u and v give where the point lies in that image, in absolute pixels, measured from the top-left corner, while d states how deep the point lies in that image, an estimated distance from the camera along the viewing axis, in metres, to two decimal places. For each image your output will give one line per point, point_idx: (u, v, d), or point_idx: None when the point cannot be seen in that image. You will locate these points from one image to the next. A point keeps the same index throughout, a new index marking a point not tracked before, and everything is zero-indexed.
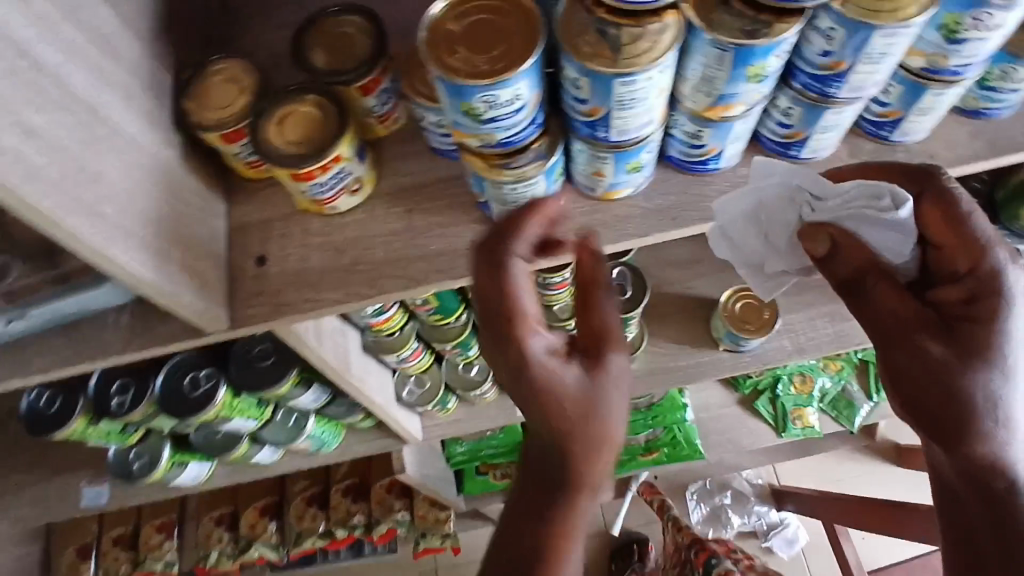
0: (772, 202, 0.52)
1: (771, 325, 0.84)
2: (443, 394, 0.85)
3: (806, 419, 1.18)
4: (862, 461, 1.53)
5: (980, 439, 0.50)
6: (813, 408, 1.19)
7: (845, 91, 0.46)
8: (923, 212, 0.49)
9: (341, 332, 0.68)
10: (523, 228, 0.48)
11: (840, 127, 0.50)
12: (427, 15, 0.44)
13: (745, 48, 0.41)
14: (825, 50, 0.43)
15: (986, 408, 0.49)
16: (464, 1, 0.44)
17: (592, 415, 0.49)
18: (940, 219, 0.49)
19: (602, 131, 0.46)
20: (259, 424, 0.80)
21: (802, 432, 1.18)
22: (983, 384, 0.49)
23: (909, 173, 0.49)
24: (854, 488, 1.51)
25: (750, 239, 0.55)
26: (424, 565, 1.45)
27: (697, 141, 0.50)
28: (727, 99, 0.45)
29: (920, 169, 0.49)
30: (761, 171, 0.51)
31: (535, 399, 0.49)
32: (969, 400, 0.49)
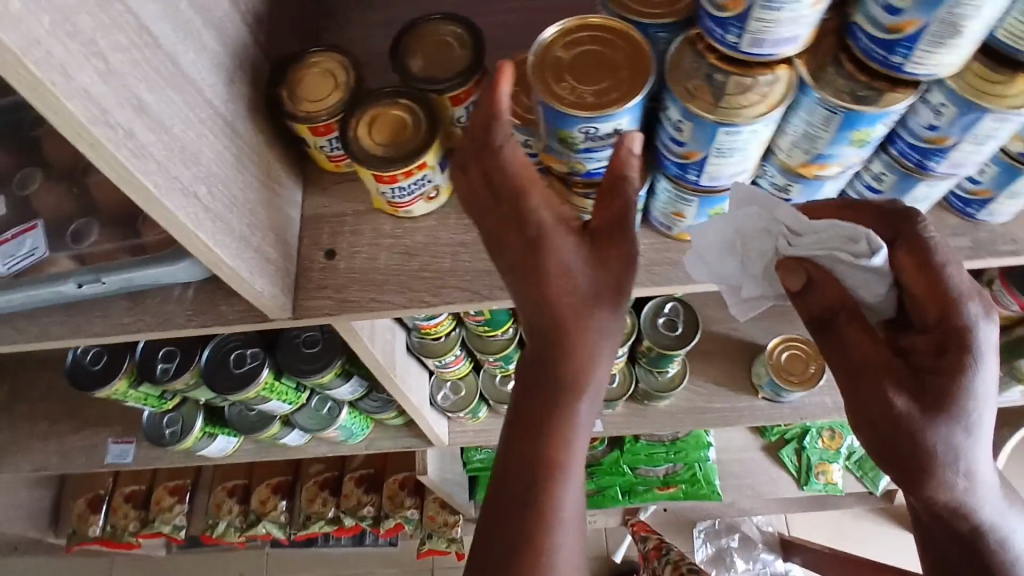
0: (749, 232, 0.46)
1: (817, 379, 0.83)
2: (477, 404, 0.84)
3: (830, 474, 1.15)
4: (877, 524, 1.51)
5: (939, 487, 0.48)
6: (838, 465, 1.16)
7: (944, 166, 0.45)
8: (897, 259, 0.44)
9: (390, 330, 0.68)
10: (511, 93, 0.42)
11: (929, 200, 0.50)
12: (538, 40, 0.44)
13: (855, 113, 0.40)
14: (930, 124, 0.43)
15: (946, 461, 0.46)
16: (575, 30, 0.45)
17: (590, 306, 0.43)
18: (913, 267, 0.44)
19: (692, 174, 0.46)
20: (293, 408, 0.80)
21: (824, 487, 1.15)
22: (945, 438, 0.45)
23: (886, 216, 0.44)
24: (865, 549, 1.48)
25: (726, 264, 0.49)
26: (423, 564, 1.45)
27: (783, 195, 0.50)
28: (824, 159, 0.45)
29: (898, 210, 0.44)
30: (743, 197, 0.46)
31: (531, 282, 0.43)
32: (928, 453, 0.46)
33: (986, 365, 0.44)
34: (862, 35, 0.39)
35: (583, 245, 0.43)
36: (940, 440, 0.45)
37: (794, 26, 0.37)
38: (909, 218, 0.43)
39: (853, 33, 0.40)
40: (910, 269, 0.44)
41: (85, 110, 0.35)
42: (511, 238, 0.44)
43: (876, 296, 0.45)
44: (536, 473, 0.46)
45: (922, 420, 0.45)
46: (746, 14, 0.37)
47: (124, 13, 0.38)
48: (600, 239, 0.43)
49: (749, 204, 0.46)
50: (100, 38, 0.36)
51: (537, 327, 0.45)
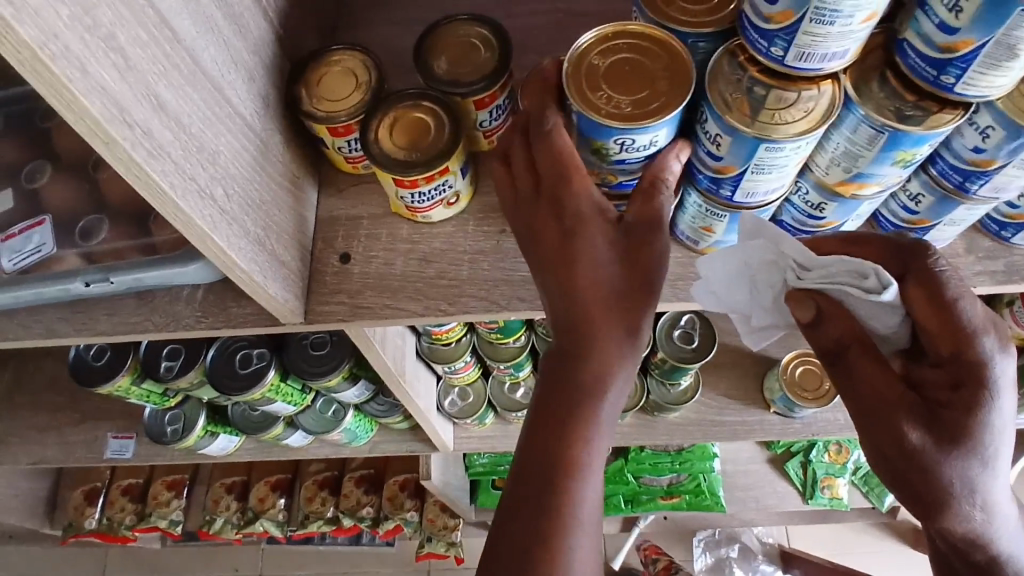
0: (758, 263, 0.45)
1: (829, 398, 0.82)
2: (485, 410, 0.83)
3: (835, 489, 1.15)
4: (878, 538, 1.49)
5: (954, 518, 0.47)
6: (844, 480, 1.16)
7: (986, 189, 0.44)
8: (906, 292, 0.42)
9: (400, 336, 0.67)
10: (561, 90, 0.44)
11: (965, 223, 0.48)
12: (574, 46, 0.43)
13: (900, 134, 0.39)
14: (975, 146, 0.41)
15: (962, 493, 0.45)
16: (611, 34, 0.43)
17: (617, 300, 0.42)
18: (925, 300, 0.41)
19: (726, 189, 0.44)
20: (297, 410, 0.79)
21: (829, 502, 1.15)
22: (962, 472, 0.44)
23: (897, 248, 0.42)
24: (866, 564, 1.47)
25: (734, 294, 0.47)
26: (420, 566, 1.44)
27: (816, 213, 0.48)
28: (863, 179, 0.43)
29: (909, 244, 0.42)
30: (749, 229, 0.45)
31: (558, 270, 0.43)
32: (944, 485, 0.45)
33: (1003, 400, 0.42)
34: (911, 52, 0.37)
35: (613, 237, 0.42)
36: (956, 472, 0.44)
37: (843, 41, 0.36)
38: (923, 250, 0.41)
39: (902, 49, 0.38)
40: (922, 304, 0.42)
41: (102, 107, 0.33)
42: (546, 226, 0.44)
43: (888, 327, 0.43)
44: (552, 471, 0.43)
45: (938, 454, 0.43)
46: (794, 27, 0.36)
47: (146, 7, 0.36)
48: (633, 235, 0.42)
49: (754, 236, 0.45)
50: (120, 33, 0.34)
51: (560, 322, 0.44)
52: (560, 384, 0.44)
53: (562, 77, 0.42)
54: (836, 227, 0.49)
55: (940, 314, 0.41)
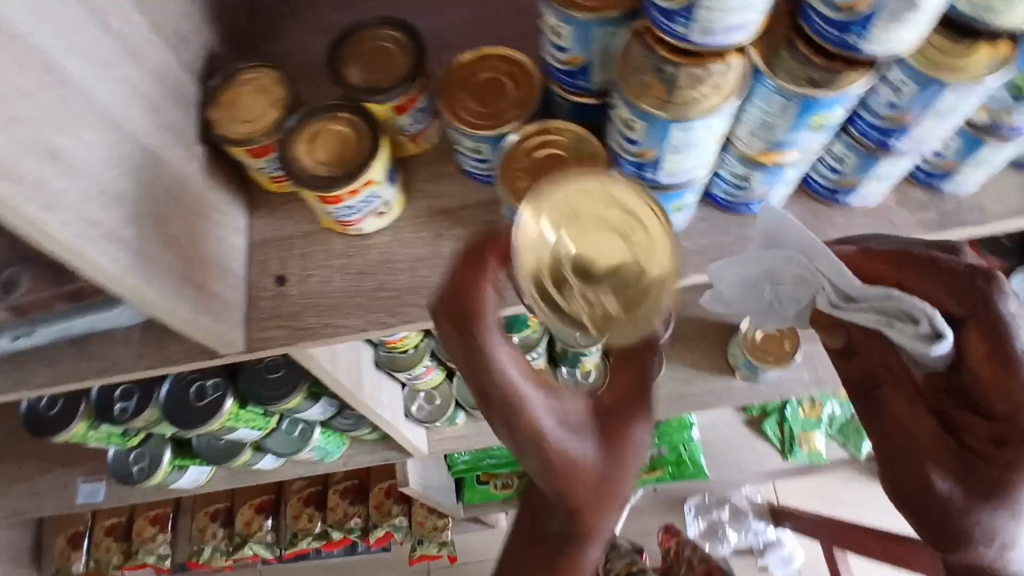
0: (782, 274, 0.42)
1: (791, 357, 0.82)
2: (453, 411, 0.82)
3: (813, 443, 1.15)
4: (863, 485, 1.52)
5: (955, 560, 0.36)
6: (821, 434, 1.16)
7: (906, 143, 0.44)
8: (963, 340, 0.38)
9: (354, 349, 0.66)
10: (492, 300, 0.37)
11: (891, 178, 0.48)
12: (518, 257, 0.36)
13: (811, 100, 0.39)
14: (891, 103, 0.41)
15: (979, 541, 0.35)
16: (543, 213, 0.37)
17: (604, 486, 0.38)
18: (984, 352, 0.37)
19: (649, 172, 0.44)
20: (263, 434, 0.78)
21: (807, 457, 1.15)
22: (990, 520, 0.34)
23: (955, 280, 0.38)
24: (854, 511, 1.50)
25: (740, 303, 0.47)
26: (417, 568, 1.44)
27: (743, 184, 0.48)
28: (784, 147, 0.43)
29: (967, 275, 0.37)
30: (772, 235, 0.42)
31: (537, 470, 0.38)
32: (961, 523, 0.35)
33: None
34: (816, 18, 0.37)
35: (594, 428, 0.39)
36: (982, 530, 0.35)
37: (745, 12, 0.35)
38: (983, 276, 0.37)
39: (807, 14, 0.37)
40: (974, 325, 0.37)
41: None
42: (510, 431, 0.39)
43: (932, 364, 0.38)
44: None
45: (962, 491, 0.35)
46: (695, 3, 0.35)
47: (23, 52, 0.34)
48: (612, 421, 0.40)
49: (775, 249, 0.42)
50: None
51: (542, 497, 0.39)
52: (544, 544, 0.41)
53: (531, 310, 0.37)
54: (764, 196, 0.49)
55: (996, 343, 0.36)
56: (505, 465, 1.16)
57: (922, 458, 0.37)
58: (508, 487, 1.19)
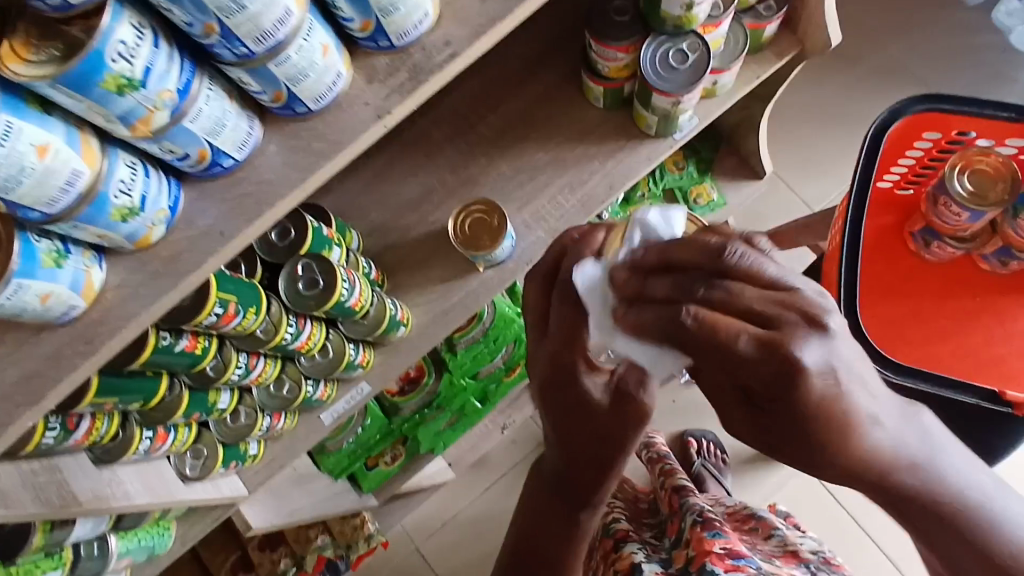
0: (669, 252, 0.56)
1: (502, 232, 0.82)
2: (229, 451, 0.81)
3: (707, 194, 1.21)
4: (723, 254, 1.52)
5: (846, 459, 0.44)
6: (710, 182, 1.21)
7: (255, 45, 0.40)
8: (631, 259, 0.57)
9: (43, 471, 0.61)
10: (741, 322, 0.41)
11: (312, 69, 0.44)
12: (734, 329, 0.41)
13: (73, 68, 0.35)
14: (184, 22, 0.37)
15: (835, 447, 0.44)
16: (711, 314, 0.42)
17: (617, 449, 0.57)
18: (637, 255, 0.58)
19: (32, 211, 0.40)
20: (65, 573, 0.74)
21: (708, 208, 1.21)
22: (853, 444, 0.44)
23: (667, 321, 0.45)
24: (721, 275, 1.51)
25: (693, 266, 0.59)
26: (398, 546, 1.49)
27: (175, 155, 0.44)
28: (130, 118, 0.39)
29: (669, 318, 0.45)
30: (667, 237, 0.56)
31: (567, 416, 0.58)
32: (818, 446, 0.44)
33: (843, 358, 0.42)
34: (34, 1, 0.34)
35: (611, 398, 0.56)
36: (829, 440, 0.44)
37: None
38: (678, 309, 0.44)
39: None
40: (699, 353, 0.43)
41: None
42: (553, 392, 0.58)
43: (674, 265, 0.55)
44: (551, 555, 0.65)
45: (793, 441, 0.44)
46: None
47: None
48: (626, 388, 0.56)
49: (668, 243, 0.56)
50: None
51: (561, 437, 0.59)
52: (566, 476, 0.62)
53: (746, 336, 0.41)
54: (214, 150, 0.46)
55: (717, 353, 0.42)
56: (379, 441, 1.14)
57: (743, 430, 0.47)
58: (397, 457, 1.18)
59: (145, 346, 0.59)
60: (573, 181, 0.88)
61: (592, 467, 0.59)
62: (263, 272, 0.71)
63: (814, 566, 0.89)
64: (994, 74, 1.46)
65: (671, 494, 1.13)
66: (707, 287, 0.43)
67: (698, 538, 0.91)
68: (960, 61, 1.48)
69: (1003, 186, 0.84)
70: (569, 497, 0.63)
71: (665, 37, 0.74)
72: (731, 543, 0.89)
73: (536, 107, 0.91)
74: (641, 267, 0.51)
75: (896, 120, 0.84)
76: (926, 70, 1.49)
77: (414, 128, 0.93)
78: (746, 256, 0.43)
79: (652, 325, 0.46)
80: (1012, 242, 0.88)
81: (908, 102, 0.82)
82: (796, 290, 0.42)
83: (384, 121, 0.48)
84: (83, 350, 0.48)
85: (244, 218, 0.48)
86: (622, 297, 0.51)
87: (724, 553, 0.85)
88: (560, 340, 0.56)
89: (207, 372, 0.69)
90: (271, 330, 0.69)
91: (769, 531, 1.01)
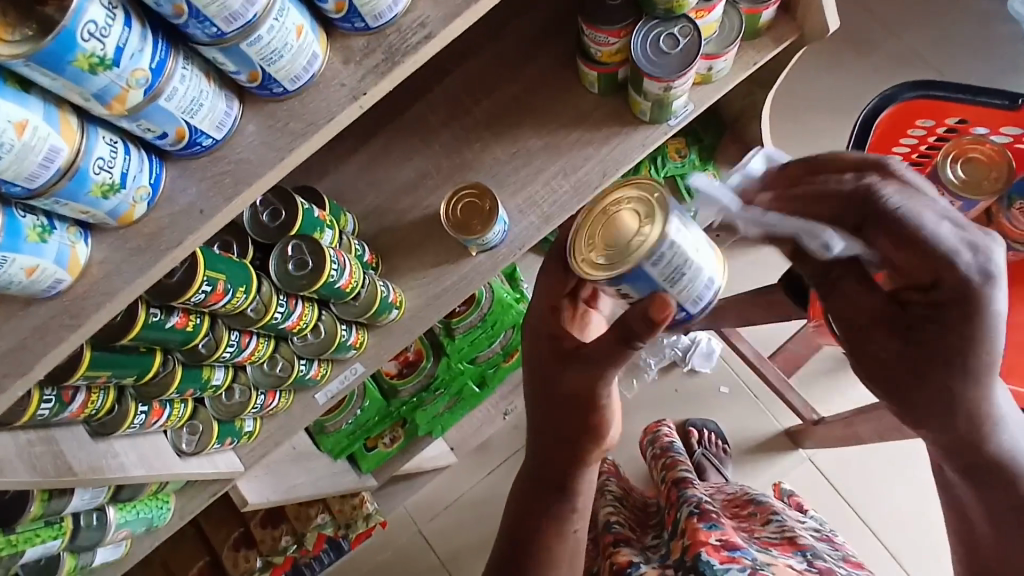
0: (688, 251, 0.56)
1: (494, 215, 0.82)
2: (225, 427, 0.82)
3: None
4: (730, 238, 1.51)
5: (969, 393, 0.54)
6: (712, 170, 1.20)
7: (225, 25, 0.41)
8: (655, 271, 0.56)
9: (39, 442, 0.63)
10: (898, 220, 0.52)
11: (286, 49, 0.45)
12: (916, 220, 0.52)
13: (48, 48, 0.36)
14: (154, 3, 0.38)
15: (964, 379, 0.53)
16: (877, 212, 0.53)
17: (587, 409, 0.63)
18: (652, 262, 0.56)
19: (12, 187, 0.41)
20: (66, 542, 0.76)
21: None
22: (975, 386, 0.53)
23: (847, 204, 0.57)
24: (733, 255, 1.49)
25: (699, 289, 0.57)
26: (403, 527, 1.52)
27: (153, 134, 0.46)
28: (105, 97, 0.41)
29: (855, 198, 0.56)
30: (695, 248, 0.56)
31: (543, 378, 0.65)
32: (951, 380, 0.54)
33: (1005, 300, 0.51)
34: None
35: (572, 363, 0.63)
36: (973, 371, 0.53)
37: None
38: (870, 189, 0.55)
39: None
40: (898, 237, 0.53)
41: None
42: (535, 356, 0.67)
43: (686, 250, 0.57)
44: (542, 521, 0.69)
45: (931, 366, 0.54)
46: None
47: None
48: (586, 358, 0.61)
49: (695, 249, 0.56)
50: None
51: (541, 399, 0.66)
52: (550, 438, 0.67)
53: (923, 231, 0.52)
54: (192, 129, 0.47)
55: (914, 238, 0.52)
56: (377, 423, 1.16)
57: (883, 352, 0.58)
58: (396, 438, 1.20)
59: (135, 322, 0.60)
60: (567, 166, 0.88)
61: (561, 426, 0.66)
62: (254, 253, 0.73)
63: (812, 552, 0.89)
64: (1010, 64, 1.44)
65: (671, 486, 1.12)
66: (880, 173, 0.56)
67: (693, 527, 0.90)
68: (974, 52, 1.46)
69: (997, 174, 0.83)
70: (552, 456, 0.68)
71: (657, 21, 0.74)
72: (727, 534, 0.88)
73: (532, 91, 0.91)
74: (787, 173, 0.65)
75: (887, 107, 0.85)
76: (938, 61, 1.46)
77: (411, 113, 0.93)
78: (898, 189, 0.54)
79: (847, 207, 0.57)
80: (1007, 232, 0.90)
81: (899, 89, 0.84)
82: (935, 226, 0.52)
83: (361, 101, 0.49)
84: (69, 323, 0.49)
85: (223, 196, 0.49)
86: (771, 190, 0.66)
87: (719, 544, 0.84)
88: (541, 312, 0.68)
89: (200, 349, 0.71)
90: (261, 309, 0.70)
91: (767, 518, 1.02)
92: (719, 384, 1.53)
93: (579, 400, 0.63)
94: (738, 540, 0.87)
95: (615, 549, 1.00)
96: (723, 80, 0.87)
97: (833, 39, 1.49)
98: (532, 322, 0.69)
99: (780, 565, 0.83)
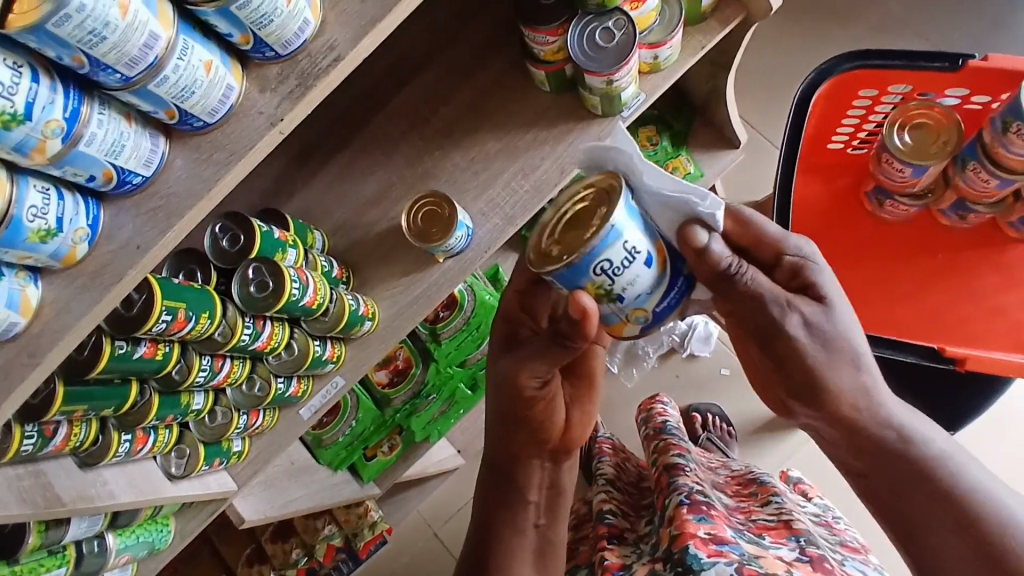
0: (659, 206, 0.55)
1: (452, 221, 0.83)
2: (212, 450, 0.85)
3: (683, 166, 1.18)
4: (744, 182, 1.46)
5: (834, 373, 0.59)
6: (686, 155, 1.19)
7: (127, 70, 0.43)
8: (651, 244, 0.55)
9: (28, 475, 0.65)
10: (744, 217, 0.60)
11: (198, 86, 0.48)
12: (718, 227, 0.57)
13: None
14: (54, 56, 0.40)
15: (837, 344, 0.58)
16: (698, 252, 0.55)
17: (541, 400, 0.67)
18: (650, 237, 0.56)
19: None
20: (70, 570, 0.79)
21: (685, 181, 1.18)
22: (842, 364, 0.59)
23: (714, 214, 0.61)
24: (746, 195, 1.45)
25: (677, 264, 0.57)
26: (421, 532, 1.54)
27: (82, 177, 0.47)
28: (24, 149, 0.43)
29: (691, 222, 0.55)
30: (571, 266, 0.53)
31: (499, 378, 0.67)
32: (830, 347, 0.58)
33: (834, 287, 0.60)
34: None
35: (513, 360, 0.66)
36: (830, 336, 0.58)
37: None
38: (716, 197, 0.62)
39: None
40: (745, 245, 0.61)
41: None
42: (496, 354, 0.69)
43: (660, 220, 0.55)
44: (500, 524, 0.70)
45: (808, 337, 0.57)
46: None
47: None
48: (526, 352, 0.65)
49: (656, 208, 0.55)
50: None
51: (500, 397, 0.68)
52: (508, 429, 0.70)
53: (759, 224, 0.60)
54: (118, 168, 0.49)
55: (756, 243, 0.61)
56: (374, 433, 1.19)
57: (773, 349, 0.59)
58: (394, 447, 1.22)
59: (101, 355, 0.63)
60: (525, 166, 0.89)
61: (513, 415, 0.68)
62: (218, 279, 0.75)
63: (808, 537, 0.74)
64: (992, 21, 1.42)
65: (659, 469, 0.93)
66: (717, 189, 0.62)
67: (680, 517, 0.73)
68: (955, 10, 1.43)
69: (945, 138, 0.88)
70: (512, 451, 0.71)
71: (590, 17, 0.76)
72: (719, 526, 0.72)
73: (488, 94, 0.92)
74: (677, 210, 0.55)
75: (826, 80, 0.89)
76: (918, 22, 1.44)
77: (371, 126, 0.95)
78: None
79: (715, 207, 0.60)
80: (965, 195, 0.93)
81: (837, 62, 0.87)
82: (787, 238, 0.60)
83: (279, 127, 0.52)
84: (26, 363, 0.50)
85: (159, 231, 0.52)
86: None
87: (708, 536, 0.69)
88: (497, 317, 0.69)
89: (172, 375, 0.73)
90: (228, 331, 0.73)
91: (767, 499, 0.87)
92: (720, 367, 1.50)
93: (508, 390, 0.65)
94: (729, 532, 0.72)
95: (606, 544, 0.83)
96: (672, 65, 0.87)
97: (809, 12, 1.48)
98: (502, 305, 0.69)
99: (770, 559, 0.68)
